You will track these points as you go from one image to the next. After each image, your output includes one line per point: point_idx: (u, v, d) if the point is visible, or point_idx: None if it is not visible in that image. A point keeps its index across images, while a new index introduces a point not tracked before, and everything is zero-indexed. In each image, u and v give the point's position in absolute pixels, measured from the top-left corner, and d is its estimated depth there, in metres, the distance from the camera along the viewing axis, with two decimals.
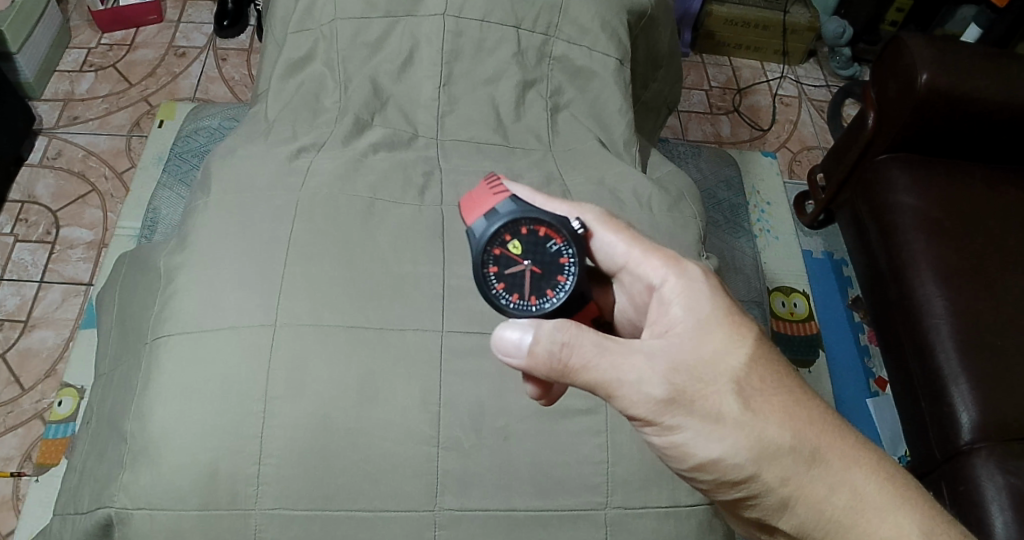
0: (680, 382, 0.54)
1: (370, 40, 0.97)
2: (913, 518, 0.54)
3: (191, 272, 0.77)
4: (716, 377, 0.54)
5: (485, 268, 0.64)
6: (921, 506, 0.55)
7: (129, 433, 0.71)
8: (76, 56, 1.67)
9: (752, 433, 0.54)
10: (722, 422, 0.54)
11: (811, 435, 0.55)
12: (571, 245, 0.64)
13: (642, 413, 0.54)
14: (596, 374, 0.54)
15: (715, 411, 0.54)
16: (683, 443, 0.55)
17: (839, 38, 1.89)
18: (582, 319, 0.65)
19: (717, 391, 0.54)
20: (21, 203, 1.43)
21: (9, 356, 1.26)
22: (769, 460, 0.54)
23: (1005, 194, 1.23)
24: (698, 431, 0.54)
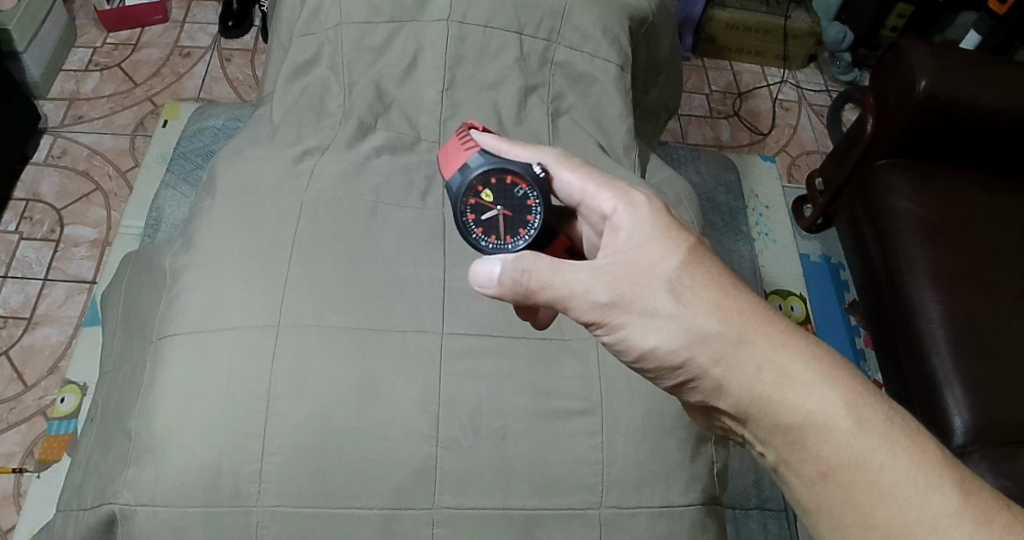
0: (622, 290, 0.55)
1: (375, 45, 0.99)
2: (845, 394, 0.51)
3: (196, 271, 0.78)
4: (650, 281, 0.55)
5: (463, 216, 0.67)
6: (859, 386, 0.52)
7: (134, 431, 0.72)
8: (81, 55, 1.68)
9: (693, 334, 0.54)
10: (657, 316, 0.54)
11: (745, 322, 0.54)
12: (535, 189, 0.67)
13: (590, 317, 0.57)
14: (550, 289, 0.57)
15: (649, 307, 0.55)
16: (627, 337, 0.56)
17: (839, 44, 1.91)
18: (554, 252, 0.70)
19: (651, 292, 0.55)
20: (25, 200, 1.44)
21: (11, 354, 1.27)
22: (699, 347, 0.54)
23: (1002, 202, 1.24)
24: (638, 330, 0.55)
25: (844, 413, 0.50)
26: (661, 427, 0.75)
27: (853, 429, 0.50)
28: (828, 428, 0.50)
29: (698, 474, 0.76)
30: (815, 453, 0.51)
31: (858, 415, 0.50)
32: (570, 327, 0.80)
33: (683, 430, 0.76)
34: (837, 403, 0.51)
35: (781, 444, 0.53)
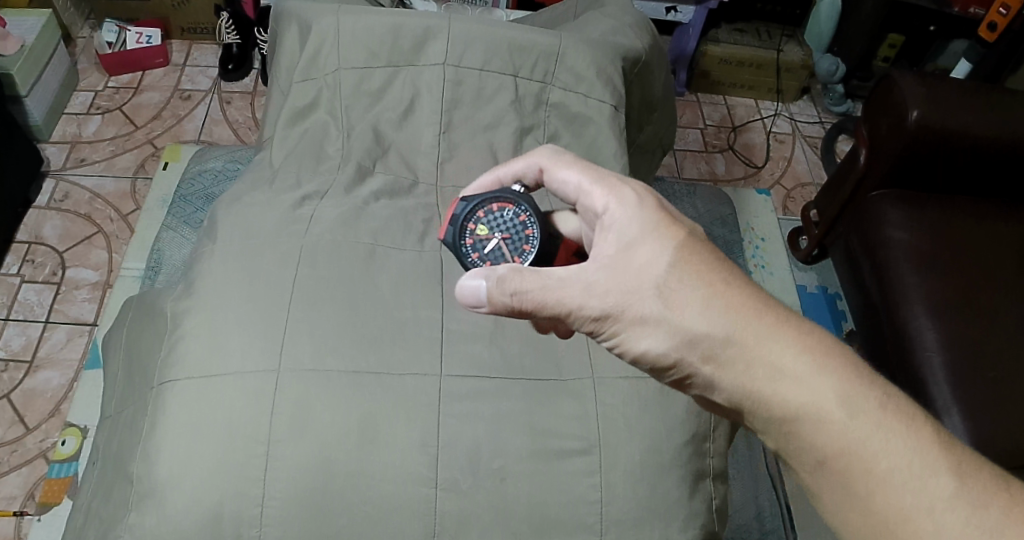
0: (613, 301, 0.56)
1: (372, 90, 1.02)
2: (837, 387, 0.51)
3: (198, 316, 0.79)
4: (639, 287, 0.55)
5: (467, 257, 0.70)
6: (852, 374, 0.52)
7: (134, 475, 0.73)
8: (83, 99, 1.72)
9: (682, 339, 0.54)
10: (648, 322, 0.55)
11: (737, 317, 0.54)
12: (522, 204, 0.70)
13: (586, 327, 0.58)
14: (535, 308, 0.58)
15: (641, 315, 0.55)
16: (622, 342, 0.57)
17: (832, 75, 1.93)
18: (562, 258, 0.71)
19: (642, 297, 0.55)
20: (27, 244, 1.46)
21: (13, 397, 1.27)
22: (691, 348, 0.54)
23: (993, 230, 1.27)
24: (632, 337, 0.56)
25: (836, 403, 0.51)
26: (660, 465, 0.76)
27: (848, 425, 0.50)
28: (822, 421, 0.51)
29: (698, 510, 0.76)
30: (811, 443, 0.52)
31: (852, 406, 0.51)
32: (566, 365, 0.80)
33: (682, 468, 0.77)
34: (831, 396, 0.51)
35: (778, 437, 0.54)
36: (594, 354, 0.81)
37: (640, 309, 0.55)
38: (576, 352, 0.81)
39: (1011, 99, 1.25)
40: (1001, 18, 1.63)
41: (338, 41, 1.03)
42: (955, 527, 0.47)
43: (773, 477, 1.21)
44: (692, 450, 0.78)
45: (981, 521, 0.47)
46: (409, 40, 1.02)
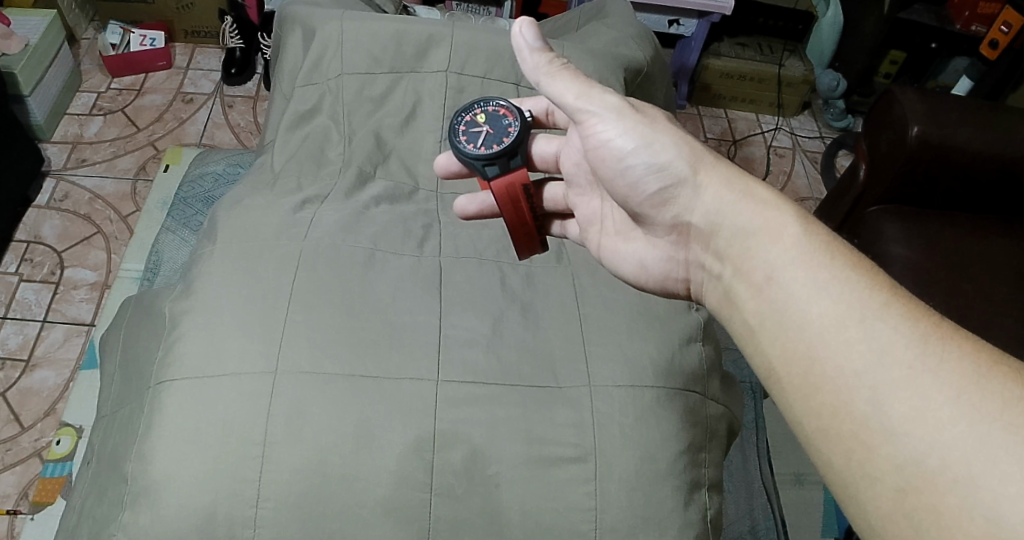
0: (635, 106, 0.69)
1: (374, 96, 1.03)
2: (791, 214, 0.61)
3: (196, 319, 0.79)
4: (652, 111, 0.70)
5: (456, 127, 0.79)
6: (803, 213, 0.61)
7: (129, 474, 0.73)
8: (85, 100, 1.73)
9: (683, 141, 0.67)
10: (656, 123, 0.68)
11: (713, 152, 0.68)
12: (518, 120, 0.79)
13: (603, 110, 0.68)
14: (554, 84, 0.68)
15: (653, 117, 0.68)
16: (632, 125, 0.67)
17: (833, 91, 1.95)
18: (516, 172, 0.77)
19: (653, 115, 0.69)
20: (26, 243, 1.46)
21: (9, 395, 1.27)
22: (686, 145, 0.67)
23: (992, 245, 1.27)
24: (636, 122, 0.67)
25: (792, 225, 0.60)
26: (654, 474, 0.76)
27: (794, 260, 0.58)
28: (774, 229, 0.60)
29: (692, 520, 0.76)
30: (759, 261, 0.60)
31: (802, 229, 0.59)
32: (563, 373, 0.80)
33: (676, 477, 0.77)
34: (782, 215, 0.61)
35: (733, 267, 0.63)
36: (591, 363, 0.81)
37: (642, 109, 0.69)
38: (572, 359, 0.81)
39: (1012, 116, 1.26)
40: (1003, 36, 1.66)
41: (341, 46, 1.03)
42: (885, 339, 0.51)
43: (767, 489, 1.21)
44: (686, 460, 0.78)
45: (914, 337, 0.50)
46: (412, 47, 1.04)
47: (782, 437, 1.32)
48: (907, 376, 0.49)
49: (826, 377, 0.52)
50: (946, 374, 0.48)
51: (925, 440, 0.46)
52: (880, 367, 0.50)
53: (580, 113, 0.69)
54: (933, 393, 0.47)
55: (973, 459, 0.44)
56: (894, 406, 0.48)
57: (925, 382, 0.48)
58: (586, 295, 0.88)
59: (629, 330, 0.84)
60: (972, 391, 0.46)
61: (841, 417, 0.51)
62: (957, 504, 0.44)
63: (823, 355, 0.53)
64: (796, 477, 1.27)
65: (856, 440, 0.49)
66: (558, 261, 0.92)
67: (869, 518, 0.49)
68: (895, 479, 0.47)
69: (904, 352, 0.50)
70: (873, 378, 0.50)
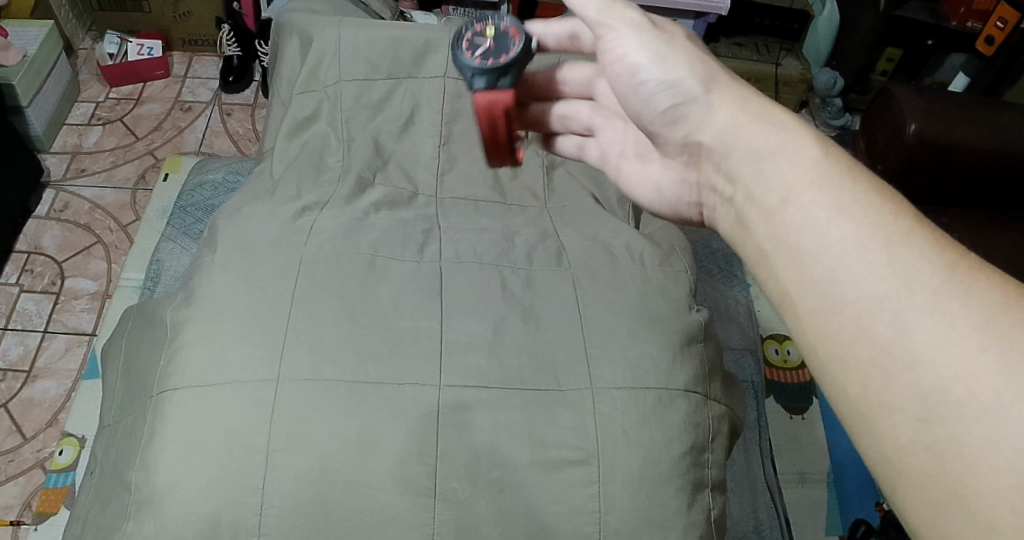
0: (660, 25, 0.69)
1: (373, 102, 1.03)
2: (810, 142, 0.58)
3: (197, 327, 0.79)
4: (674, 33, 0.70)
5: (461, 34, 0.78)
6: (823, 141, 0.59)
7: (133, 484, 0.73)
8: (83, 110, 1.73)
9: (702, 62, 0.66)
10: (677, 45, 0.67)
11: (733, 77, 0.67)
12: (524, 39, 0.75)
13: (624, 26, 0.68)
14: (582, 0, 0.69)
15: (674, 36, 0.68)
16: (653, 41, 0.67)
17: (830, 90, 1.93)
18: (502, 93, 0.75)
19: (674, 36, 0.69)
20: (26, 253, 1.47)
21: (11, 406, 1.27)
22: (705, 65, 0.66)
23: (994, 239, 1.27)
24: (653, 37, 0.67)
25: (813, 151, 0.57)
26: (658, 476, 0.76)
27: (812, 182, 0.55)
28: (790, 153, 0.58)
29: (696, 521, 0.76)
30: (775, 184, 0.58)
31: (821, 157, 0.57)
32: (564, 375, 0.80)
33: (680, 478, 0.77)
34: (799, 141, 0.58)
35: (745, 189, 0.61)
36: (592, 366, 0.81)
37: (662, 26, 0.68)
38: (573, 362, 0.81)
39: (1011, 111, 1.26)
40: (998, 32, 1.66)
41: (338, 52, 1.04)
42: (911, 263, 0.48)
43: (770, 489, 1.21)
44: (689, 461, 0.78)
45: (939, 267, 0.47)
46: (409, 52, 1.04)
47: (786, 436, 1.32)
48: (933, 301, 0.46)
49: (847, 303, 0.49)
50: (973, 302, 0.45)
51: (950, 368, 0.43)
52: (905, 291, 0.47)
53: (600, 28, 0.69)
54: (959, 319, 0.44)
55: (1003, 389, 0.41)
56: (919, 332, 0.45)
57: (951, 308, 0.45)
58: (587, 297, 0.88)
59: (630, 332, 0.84)
60: (1002, 320, 0.43)
61: (860, 344, 0.48)
62: (981, 436, 0.41)
63: (842, 278, 0.50)
64: (800, 476, 1.27)
65: (876, 369, 0.46)
66: (559, 263, 0.92)
67: (886, 454, 0.46)
68: (916, 408, 0.44)
69: (929, 277, 0.47)
70: (897, 303, 0.47)
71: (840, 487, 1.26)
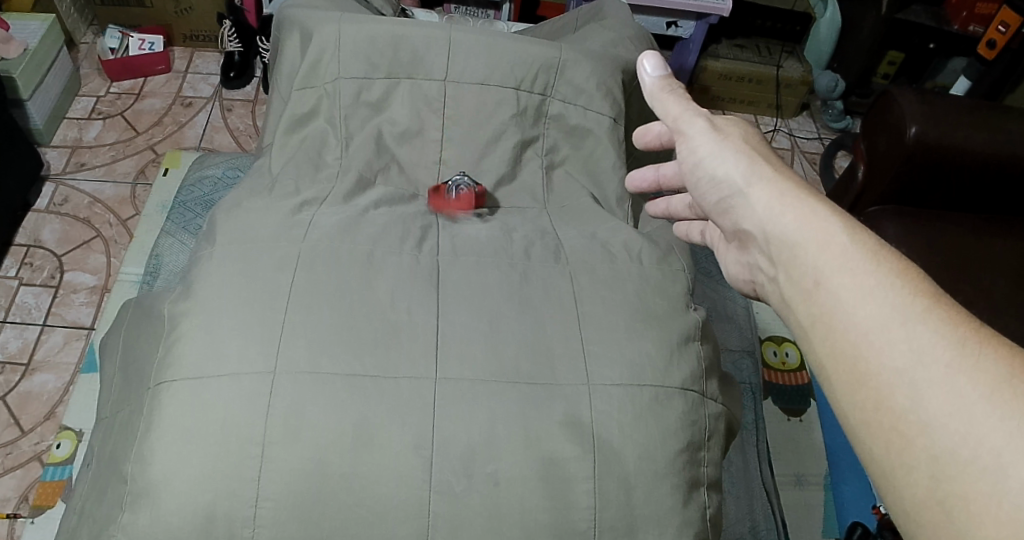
0: (718, 127, 0.69)
1: (372, 100, 1.04)
2: (837, 221, 0.56)
3: (194, 320, 0.79)
4: (728, 129, 0.69)
5: None
6: (849, 216, 0.57)
7: (129, 475, 0.73)
8: (84, 104, 1.73)
9: (748, 156, 0.66)
10: (726, 138, 0.68)
11: (784, 168, 0.65)
12: None
13: (684, 130, 0.70)
14: (664, 104, 0.72)
15: (725, 132, 0.69)
16: (706, 139, 0.69)
17: (831, 91, 1.94)
18: None
19: (729, 135, 0.68)
20: (26, 246, 1.47)
21: (9, 399, 1.27)
22: (753, 157, 0.66)
23: (993, 243, 1.28)
24: (713, 141, 0.68)
25: (838, 229, 0.55)
26: (654, 473, 0.76)
27: (842, 262, 0.53)
28: (808, 225, 0.58)
29: (691, 519, 0.77)
30: (808, 266, 0.56)
31: (848, 235, 0.55)
32: (562, 371, 0.80)
33: (676, 476, 0.77)
34: (827, 220, 0.57)
35: (788, 270, 0.59)
36: (589, 363, 0.81)
37: (719, 127, 0.69)
38: (570, 357, 0.81)
39: (1011, 115, 1.26)
40: (1000, 36, 1.67)
41: (338, 49, 1.03)
42: (928, 339, 0.46)
43: (767, 491, 1.21)
44: (685, 459, 0.78)
45: (952, 341, 0.45)
46: (409, 51, 1.04)
47: (783, 438, 1.32)
48: (945, 375, 0.44)
49: (869, 373, 0.48)
50: (982, 374, 0.43)
51: (959, 432, 0.42)
52: (920, 366, 0.46)
53: (676, 132, 0.72)
54: (966, 391, 0.43)
55: (1004, 446, 0.40)
56: (932, 402, 0.44)
57: (961, 381, 0.43)
58: (586, 295, 0.88)
59: (627, 330, 0.84)
60: (1005, 390, 0.42)
61: (881, 411, 0.47)
62: (990, 494, 0.40)
63: (867, 353, 0.49)
64: (797, 478, 1.27)
65: (894, 432, 0.46)
66: (557, 260, 0.92)
67: (905, 504, 0.45)
68: (929, 467, 0.43)
69: (941, 352, 0.45)
70: (914, 376, 0.46)
71: (837, 489, 1.26)
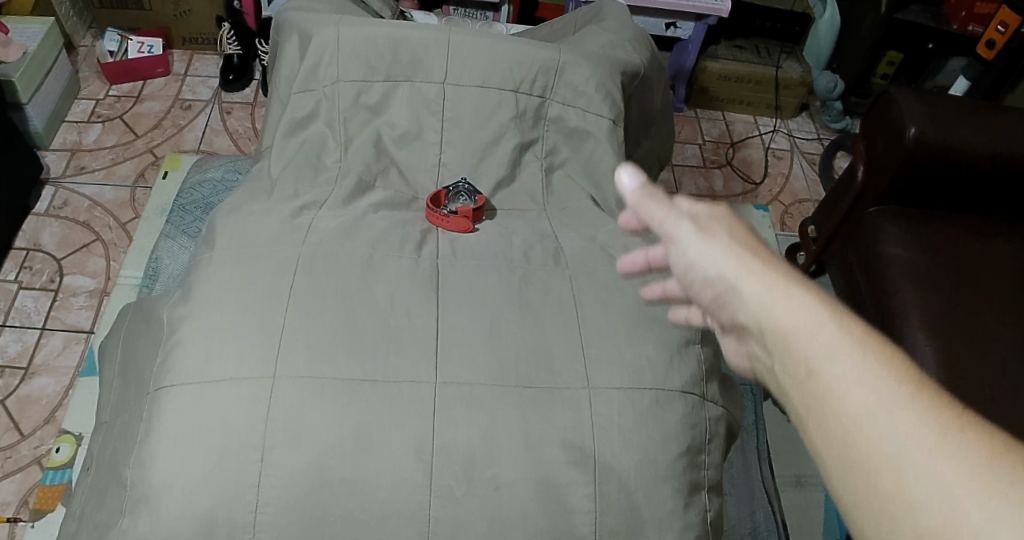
0: (704, 225, 0.56)
1: (371, 103, 1.04)
2: (816, 302, 0.47)
3: (194, 324, 0.79)
4: (714, 224, 0.56)
5: None
6: (834, 299, 0.47)
7: (129, 480, 0.73)
8: (83, 107, 1.73)
9: (738, 251, 0.53)
10: (709, 232, 0.55)
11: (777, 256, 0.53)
12: None
13: (671, 233, 0.57)
14: (646, 212, 0.58)
15: (710, 226, 0.56)
16: (691, 237, 0.56)
17: (831, 92, 1.95)
18: None
19: (717, 231, 0.55)
20: (26, 250, 1.47)
21: (9, 403, 1.27)
22: (742, 251, 0.53)
23: (993, 243, 1.28)
24: (701, 243, 0.55)
25: (821, 311, 0.46)
26: (654, 476, 0.76)
27: (824, 345, 0.44)
28: (792, 310, 0.47)
29: (692, 522, 0.77)
30: (793, 355, 0.46)
31: (831, 318, 0.45)
32: (562, 375, 0.80)
33: (676, 479, 0.77)
34: (810, 308, 0.47)
35: (773, 361, 0.48)
36: (589, 366, 0.81)
37: (706, 225, 0.56)
38: (570, 360, 0.81)
39: (1010, 116, 1.26)
40: (999, 36, 1.66)
41: (337, 53, 1.04)
42: (911, 424, 0.39)
43: (768, 492, 1.21)
44: (685, 462, 0.78)
45: (937, 423, 0.38)
46: (409, 54, 1.04)
47: (784, 439, 1.32)
48: (928, 460, 0.37)
49: (853, 458, 0.40)
50: (965, 457, 0.36)
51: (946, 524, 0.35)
52: (903, 451, 0.38)
53: (665, 238, 0.58)
54: (952, 480, 0.36)
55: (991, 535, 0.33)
56: (919, 491, 0.37)
57: (947, 470, 0.36)
58: (586, 298, 0.88)
59: (627, 334, 0.84)
60: (987, 477, 0.35)
61: (865, 495, 0.39)
62: None
63: (851, 439, 0.41)
64: (797, 479, 1.27)
65: (882, 521, 0.38)
66: (556, 262, 0.92)
67: None
68: None
69: (922, 438, 0.38)
70: (900, 462, 0.38)
71: None
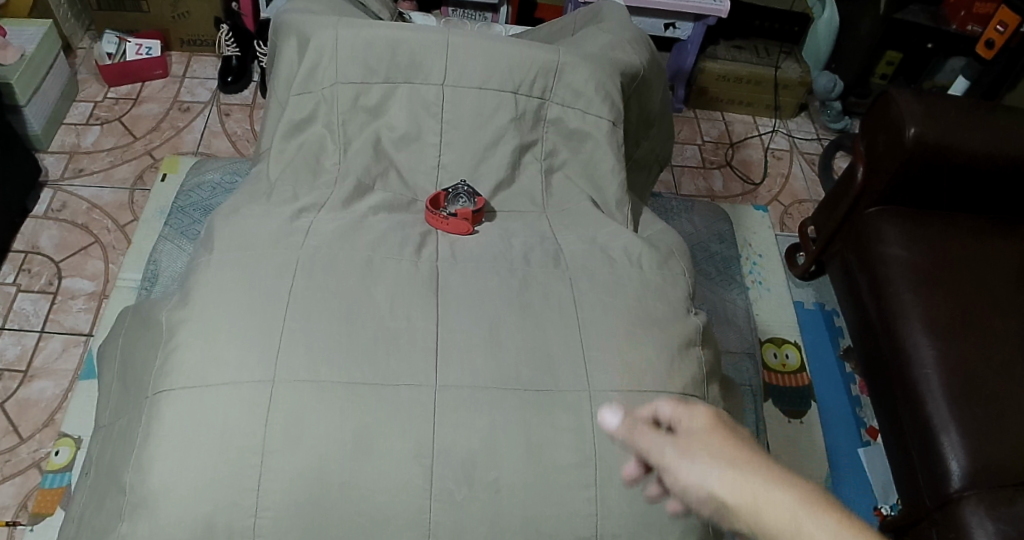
0: (688, 444, 0.51)
1: (370, 105, 1.04)
2: (796, 502, 0.44)
3: (193, 328, 0.79)
4: (701, 438, 0.50)
5: None
6: (817, 497, 0.45)
7: (128, 484, 0.73)
8: (81, 109, 1.73)
9: (728, 466, 0.48)
10: (692, 448, 0.50)
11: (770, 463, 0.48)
12: None
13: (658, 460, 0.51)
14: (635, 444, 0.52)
15: (695, 440, 0.51)
16: (677, 461, 0.50)
17: (830, 93, 1.94)
18: None
19: (702, 450, 0.50)
20: (25, 253, 1.46)
21: (7, 406, 1.26)
22: (731, 467, 0.48)
23: (993, 242, 1.28)
24: (694, 469, 0.49)
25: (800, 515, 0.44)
26: None
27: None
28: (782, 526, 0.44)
29: (692, 524, 0.77)
30: None
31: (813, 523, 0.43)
32: (563, 377, 0.80)
33: None
34: (793, 513, 0.44)
35: None
36: (590, 368, 0.81)
37: (691, 446, 0.50)
38: (571, 363, 0.81)
39: (1010, 115, 1.26)
40: (998, 35, 1.67)
41: (335, 55, 1.03)
42: None
43: None
44: None
45: None
46: (408, 56, 1.04)
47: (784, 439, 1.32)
48: None
49: None
50: None
51: None
52: None
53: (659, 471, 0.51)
54: None
55: None
56: None
57: None
58: (586, 300, 0.88)
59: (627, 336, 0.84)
60: None
61: None
62: None
63: None
64: None
65: None
66: (556, 265, 0.92)
67: None
68: None
69: None
70: None
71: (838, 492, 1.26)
